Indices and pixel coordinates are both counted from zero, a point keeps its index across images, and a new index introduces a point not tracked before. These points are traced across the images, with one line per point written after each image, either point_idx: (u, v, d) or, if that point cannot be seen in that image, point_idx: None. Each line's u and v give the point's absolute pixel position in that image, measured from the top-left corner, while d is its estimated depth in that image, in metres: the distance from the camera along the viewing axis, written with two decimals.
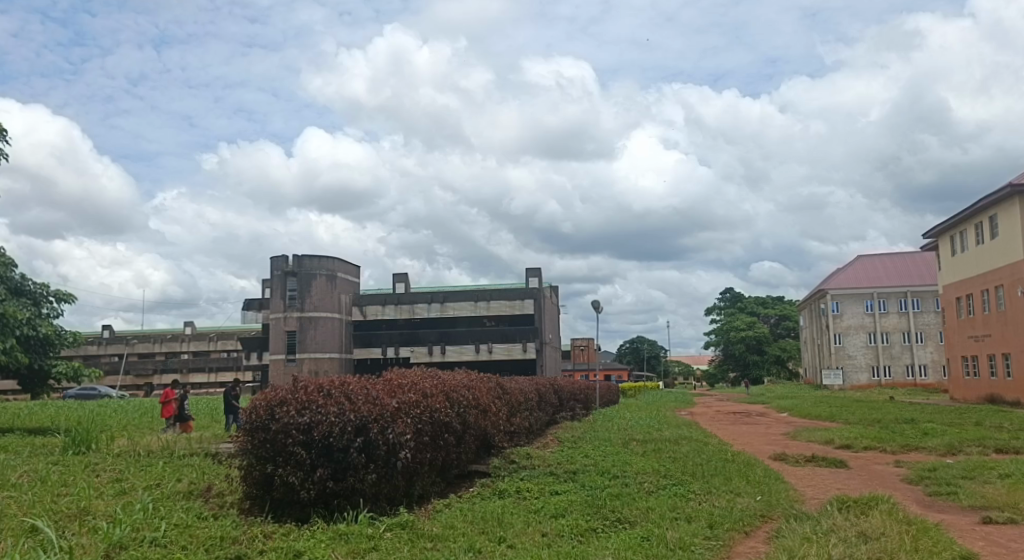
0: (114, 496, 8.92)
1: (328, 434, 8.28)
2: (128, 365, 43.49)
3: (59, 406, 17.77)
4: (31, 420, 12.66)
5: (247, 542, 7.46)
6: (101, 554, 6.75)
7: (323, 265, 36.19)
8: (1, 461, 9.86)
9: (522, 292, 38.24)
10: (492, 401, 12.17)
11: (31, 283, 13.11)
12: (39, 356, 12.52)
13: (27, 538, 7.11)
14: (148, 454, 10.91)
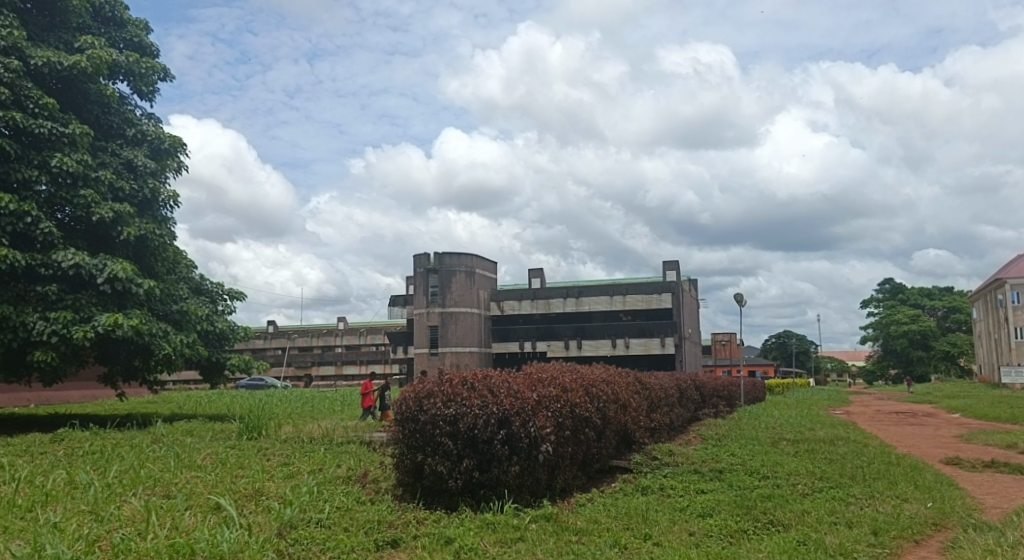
0: (284, 478, 9.68)
1: (473, 426, 8.54)
2: (289, 356, 46.15)
3: (237, 395, 19.36)
4: (211, 408, 13.96)
5: (401, 527, 7.86)
6: (275, 532, 7.35)
7: (463, 261, 37.51)
8: (188, 444, 10.97)
9: (659, 287, 37.51)
10: (631, 397, 12.06)
11: (209, 283, 14.53)
12: (216, 349, 13.87)
13: (212, 515, 7.87)
14: (310, 440, 11.75)
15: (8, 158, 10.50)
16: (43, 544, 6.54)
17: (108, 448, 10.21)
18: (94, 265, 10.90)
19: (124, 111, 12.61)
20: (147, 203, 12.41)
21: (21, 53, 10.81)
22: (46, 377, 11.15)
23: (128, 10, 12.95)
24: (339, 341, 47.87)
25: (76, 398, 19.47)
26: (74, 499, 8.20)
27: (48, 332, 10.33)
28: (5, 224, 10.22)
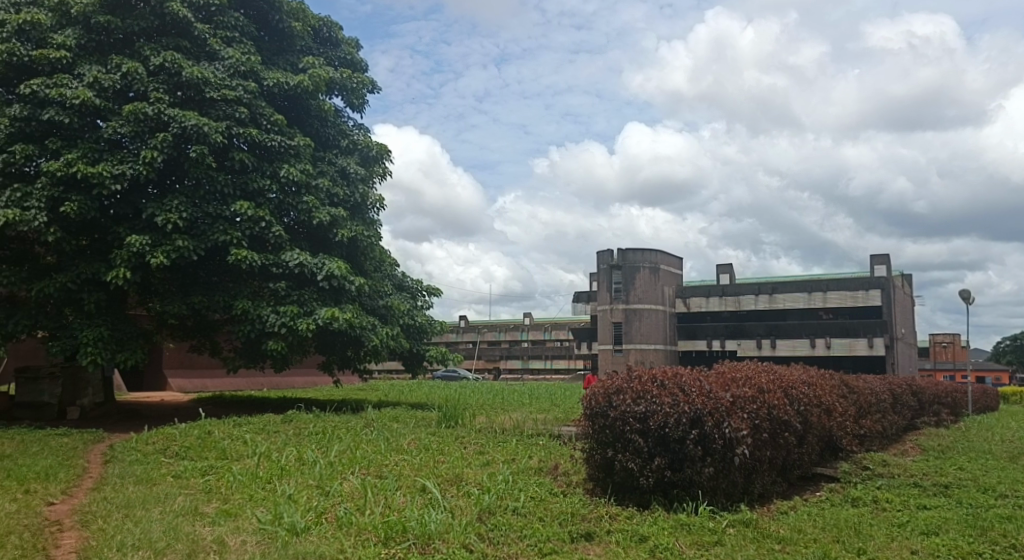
0: (480, 466, 10.10)
1: (665, 424, 8.31)
2: (480, 350, 47.70)
3: (437, 386, 20.46)
4: (412, 396, 14.92)
5: (595, 521, 7.90)
6: (476, 516, 7.70)
7: (647, 257, 36.96)
8: (395, 429, 11.82)
9: (862, 283, 34.56)
10: (836, 400, 11.24)
11: (410, 280, 15.59)
12: (416, 341, 14.84)
13: (420, 496, 8.40)
14: (503, 431, 12.18)
15: (247, 171, 11.82)
16: (282, 512, 7.38)
17: (329, 429, 11.26)
18: (314, 264, 12.08)
19: (338, 123, 13.89)
20: (358, 207, 13.63)
21: (257, 76, 12.16)
22: (276, 364, 12.51)
23: (342, 31, 14.26)
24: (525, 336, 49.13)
25: (299, 383, 21.58)
26: (303, 474, 9.11)
27: (278, 324, 11.58)
28: (244, 229, 11.48)
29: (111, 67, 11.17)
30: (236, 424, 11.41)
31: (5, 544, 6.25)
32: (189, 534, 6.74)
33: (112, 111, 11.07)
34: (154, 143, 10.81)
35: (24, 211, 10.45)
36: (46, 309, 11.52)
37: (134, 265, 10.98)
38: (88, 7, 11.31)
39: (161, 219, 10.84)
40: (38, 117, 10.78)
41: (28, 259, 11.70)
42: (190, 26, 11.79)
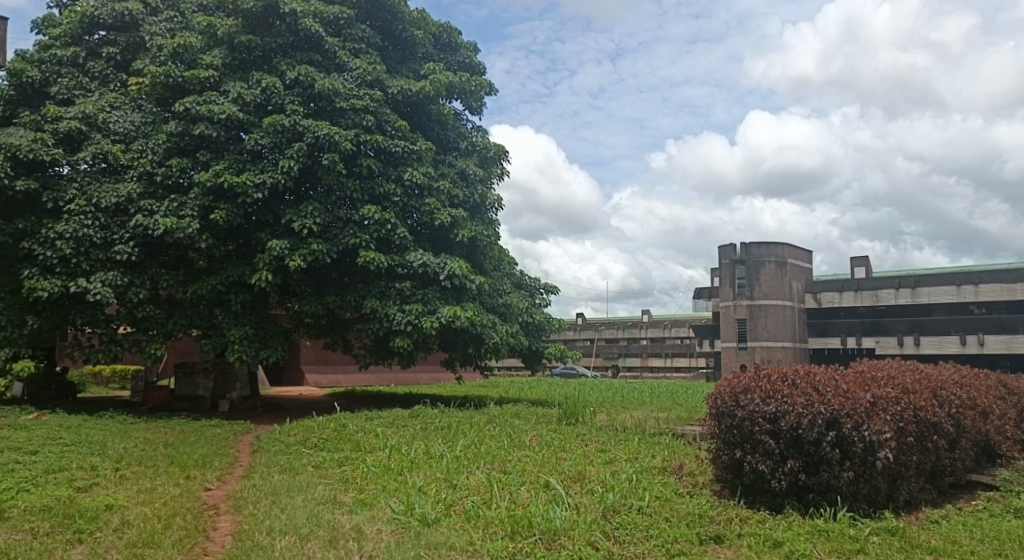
0: (603, 464, 10.00)
1: (798, 425, 7.84)
2: (597, 348, 45.31)
3: (556, 383, 20.53)
4: (532, 393, 15.05)
5: (724, 523, 7.62)
6: (601, 514, 7.64)
7: (773, 251, 35.49)
8: (517, 425, 11.96)
9: (1021, 274, 30.79)
10: (994, 403, 10.33)
11: (528, 278, 15.77)
12: (536, 339, 14.97)
13: (544, 492, 8.40)
14: (624, 429, 12.03)
15: (373, 176, 12.34)
16: (414, 503, 7.63)
17: (454, 425, 11.56)
18: (437, 264, 12.44)
19: (459, 126, 14.24)
20: (478, 207, 13.97)
21: (382, 84, 12.67)
22: (403, 360, 13.00)
23: (461, 36, 14.62)
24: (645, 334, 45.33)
25: (423, 380, 22.29)
26: (431, 468, 9.38)
27: (405, 322, 12.03)
28: (372, 231, 12.00)
29: (253, 83, 11.99)
30: (368, 418, 11.96)
31: (173, 523, 6.84)
32: (330, 521, 7.11)
33: (253, 124, 11.88)
34: (291, 153, 11.52)
35: (180, 219, 11.42)
36: (199, 309, 12.52)
37: (274, 268, 11.75)
38: (232, 29, 12.21)
39: (298, 224, 11.54)
40: (191, 132, 11.74)
41: (184, 263, 12.78)
42: (322, 40, 12.46)
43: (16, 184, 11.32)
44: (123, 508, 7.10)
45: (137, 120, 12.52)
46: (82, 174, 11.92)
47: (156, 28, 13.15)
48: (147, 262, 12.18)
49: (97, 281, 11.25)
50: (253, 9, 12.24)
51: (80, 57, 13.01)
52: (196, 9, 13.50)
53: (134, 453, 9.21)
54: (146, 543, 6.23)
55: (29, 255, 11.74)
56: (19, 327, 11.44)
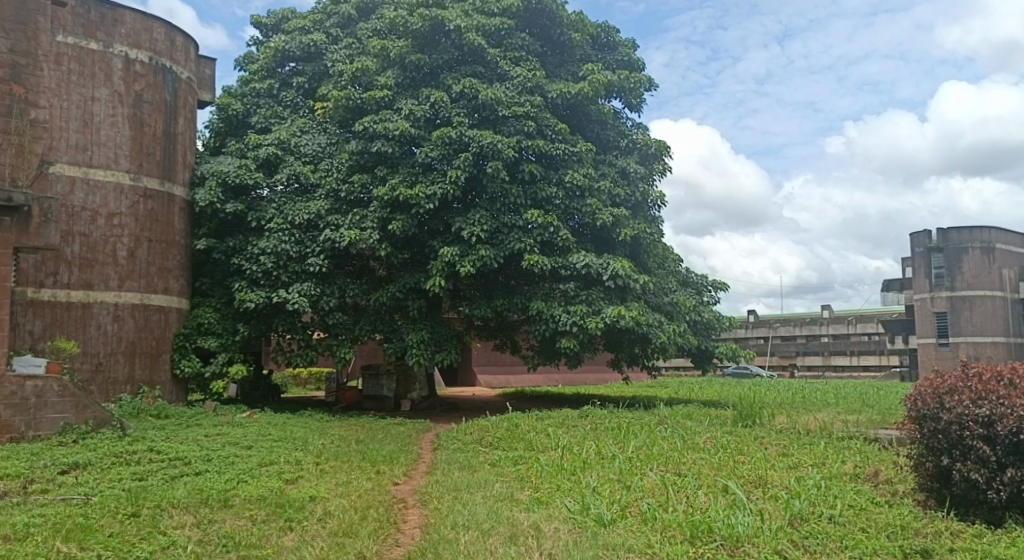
0: (787, 469, 9.43)
1: (1019, 430, 6.94)
2: (773, 346, 41.03)
3: (729, 383, 19.77)
4: (703, 394, 14.57)
5: (932, 537, 6.90)
6: (787, 522, 7.22)
7: (977, 236, 31.76)
8: (689, 427, 11.62)
9: None
10: None
11: (695, 276, 15.33)
12: (705, 338, 14.49)
13: (722, 496, 8.01)
14: (807, 433, 11.29)
15: (535, 180, 12.57)
16: (589, 503, 7.61)
17: (625, 425, 11.46)
18: (600, 265, 12.41)
19: (618, 125, 14.14)
20: (639, 206, 13.87)
21: (542, 89, 12.87)
22: (571, 360, 13.10)
23: (619, 34, 14.53)
24: (825, 331, 40.55)
25: (590, 380, 22.33)
26: (604, 468, 9.33)
27: (570, 323, 12.10)
28: (536, 235, 12.21)
29: (422, 99, 12.64)
30: (538, 418, 12.17)
31: (367, 515, 7.34)
32: (509, 518, 7.28)
33: (424, 138, 12.53)
34: (458, 163, 12.01)
35: (362, 231, 12.33)
36: (381, 315, 13.41)
37: (446, 274, 12.31)
38: (403, 49, 12.97)
39: (467, 232, 12.01)
40: (369, 150, 12.61)
41: (366, 273, 13.77)
42: (484, 52, 12.87)
43: (226, 207, 12.74)
44: (325, 500, 7.73)
45: (323, 142, 13.66)
46: (279, 194, 13.23)
47: (337, 56, 14.26)
48: (336, 272, 13.25)
49: (294, 291, 12.43)
50: (421, 29, 12.89)
51: (275, 88, 14.42)
52: (370, 33, 14.38)
53: (330, 449, 10.02)
54: (345, 532, 6.74)
55: (239, 270, 13.20)
56: (233, 334, 12.85)
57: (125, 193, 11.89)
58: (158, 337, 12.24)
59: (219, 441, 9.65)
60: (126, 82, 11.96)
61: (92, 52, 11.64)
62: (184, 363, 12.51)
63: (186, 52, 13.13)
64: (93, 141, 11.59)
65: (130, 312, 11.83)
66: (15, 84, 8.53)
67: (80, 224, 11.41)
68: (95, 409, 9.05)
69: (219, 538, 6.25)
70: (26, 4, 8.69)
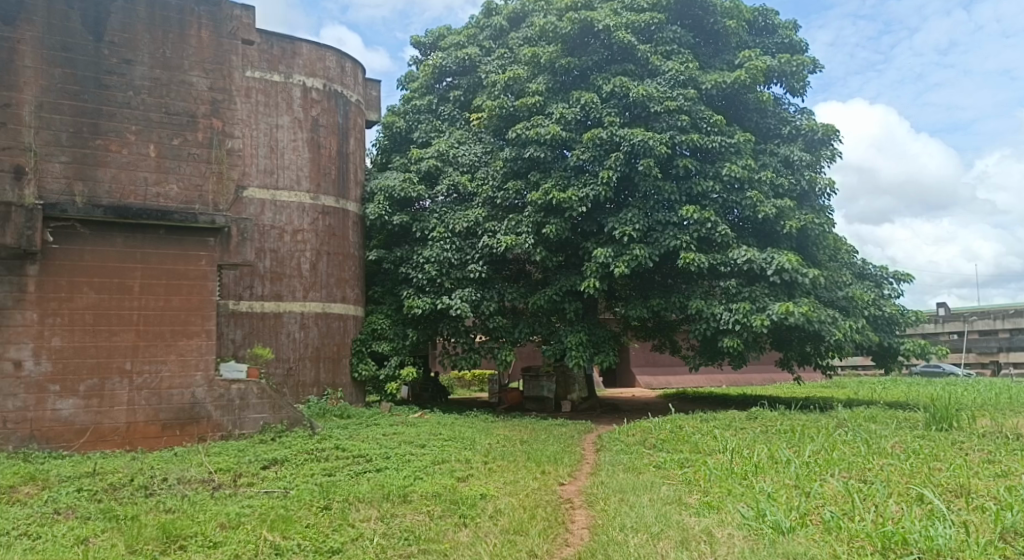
0: (995, 477, 8.44)
1: None
2: (970, 341, 36.85)
3: (918, 382, 18.02)
4: (888, 395, 13.44)
5: None
6: (998, 536, 6.46)
7: None
8: (874, 430, 10.75)
9: None
10: None
11: (872, 267, 14.21)
12: (887, 334, 13.37)
13: (918, 506, 7.32)
14: (1018, 438, 10.04)
15: (690, 175, 12.24)
16: (765, 509, 7.22)
17: (799, 428, 10.82)
18: (764, 259, 11.80)
19: (779, 111, 13.44)
20: (806, 194, 13.06)
21: (696, 82, 12.50)
22: (736, 361, 12.60)
23: (778, 16, 13.81)
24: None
25: (758, 380, 21.36)
26: (779, 473, 8.82)
27: (734, 321, 11.63)
28: (692, 232, 11.90)
29: (573, 101, 12.68)
30: (704, 420, 11.80)
31: (536, 514, 7.48)
32: (679, 522, 7.11)
33: (575, 140, 12.59)
34: (610, 163, 11.94)
35: (518, 236, 12.61)
36: (540, 317, 13.63)
37: (601, 275, 12.28)
38: (553, 55, 13.08)
39: (619, 232, 11.91)
40: (523, 156, 12.86)
41: (523, 276, 14.05)
42: (634, 49, 12.71)
43: (393, 219, 13.56)
44: (495, 498, 7.95)
45: (479, 151, 14.13)
46: (440, 204, 13.88)
47: (490, 67, 14.69)
48: (494, 276, 13.66)
49: (456, 297, 12.96)
50: (571, 32, 12.93)
51: (433, 104, 15.14)
52: (521, 42, 14.64)
53: (497, 449, 10.30)
54: (516, 530, 6.90)
55: (406, 278, 13.97)
56: (403, 338, 13.63)
57: (306, 211, 12.95)
58: (339, 343, 13.24)
59: (395, 440, 10.25)
60: (304, 109, 13.03)
61: (275, 83, 12.79)
62: (362, 366, 13.42)
63: (354, 76, 14.12)
64: (278, 164, 12.73)
65: (314, 320, 12.87)
66: (214, 118, 9.58)
67: (269, 241, 12.55)
68: (289, 409, 9.90)
69: (401, 531, 6.63)
70: (221, 45, 9.72)
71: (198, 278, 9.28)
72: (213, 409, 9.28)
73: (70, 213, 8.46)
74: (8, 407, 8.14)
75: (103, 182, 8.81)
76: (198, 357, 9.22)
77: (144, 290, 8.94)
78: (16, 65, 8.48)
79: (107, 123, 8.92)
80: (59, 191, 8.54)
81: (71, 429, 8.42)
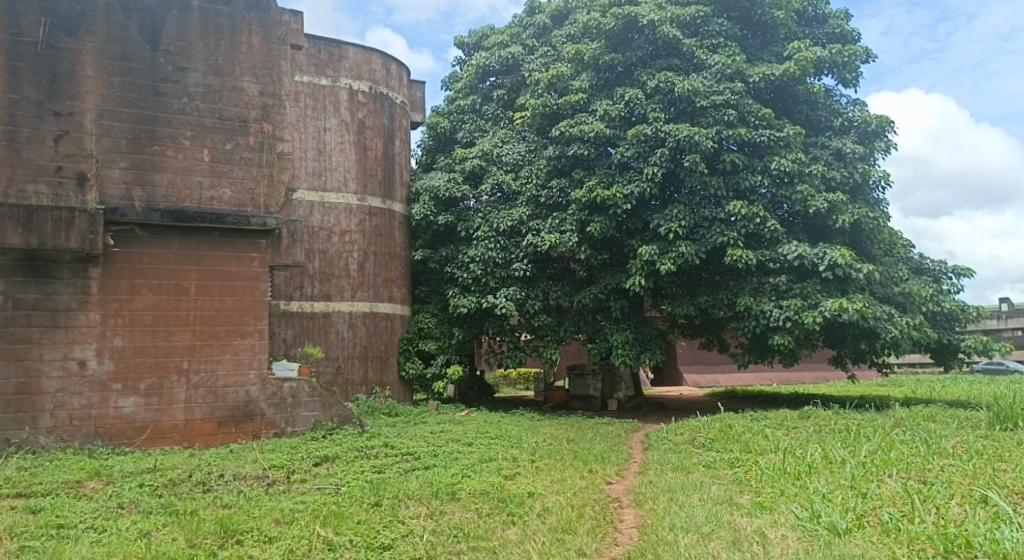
0: None
1: None
2: None
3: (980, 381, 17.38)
4: (948, 393, 13.00)
5: None
6: None
7: None
8: (933, 430, 10.40)
9: None
10: None
11: (929, 262, 13.78)
12: (947, 331, 12.94)
13: (981, 508, 7.06)
14: None
15: (738, 170, 12.04)
16: (820, 510, 7.05)
17: (854, 428, 10.55)
18: (815, 255, 11.54)
19: (830, 103, 13.11)
20: (859, 187, 12.72)
21: (743, 75, 12.29)
22: (787, 359, 12.35)
23: (829, 5, 13.47)
24: None
25: (810, 378, 20.90)
26: (834, 473, 8.60)
27: (784, 319, 11.40)
28: (740, 228, 11.70)
29: (617, 98, 12.59)
30: (754, 419, 11.60)
31: (584, 513, 7.45)
32: (730, 522, 7.00)
33: (619, 137, 12.50)
34: (655, 159, 11.82)
35: (562, 234, 12.59)
36: (585, 316, 13.58)
37: (647, 273, 12.17)
38: (597, 51, 13.00)
39: (664, 229, 11.78)
40: (566, 153, 12.83)
41: (568, 274, 14.02)
42: (680, 44, 12.55)
43: (438, 219, 13.68)
44: (543, 496, 7.95)
45: (523, 150, 14.14)
46: (484, 204, 13.95)
47: (533, 65, 14.68)
48: (539, 275, 13.67)
49: (501, 296, 13.01)
50: (614, 28, 12.83)
51: (477, 104, 15.21)
52: (565, 39, 14.59)
53: (544, 447, 10.29)
54: (564, 529, 6.88)
55: (451, 278, 14.08)
56: (450, 337, 13.73)
57: (353, 212, 13.14)
58: (386, 342, 13.41)
59: (443, 438, 10.33)
60: (351, 112, 13.22)
61: (322, 87, 13.00)
62: (409, 365, 13.57)
63: (399, 78, 14.27)
64: (326, 167, 12.94)
65: (362, 320, 13.05)
66: (265, 122, 9.80)
67: (318, 242, 12.77)
68: (339, 407, 10.07)
69: (450, 528, 6.68)
70: (271, 51, 9.94)
71: (251, 280, 9.51)
72: (267, 406, 9.50)
73: (130, 217, 8.75)
74: (73, 405, 8.47)
75: (160, 186, 9.08)
76: (251, 357, 9.44)
77: (200, 291, 9.20)
78: (78, 76, 8.80)
79: (163, 130, 9.20)
80: (119, 196, 8.84)
81: (132, 426, 8.72)
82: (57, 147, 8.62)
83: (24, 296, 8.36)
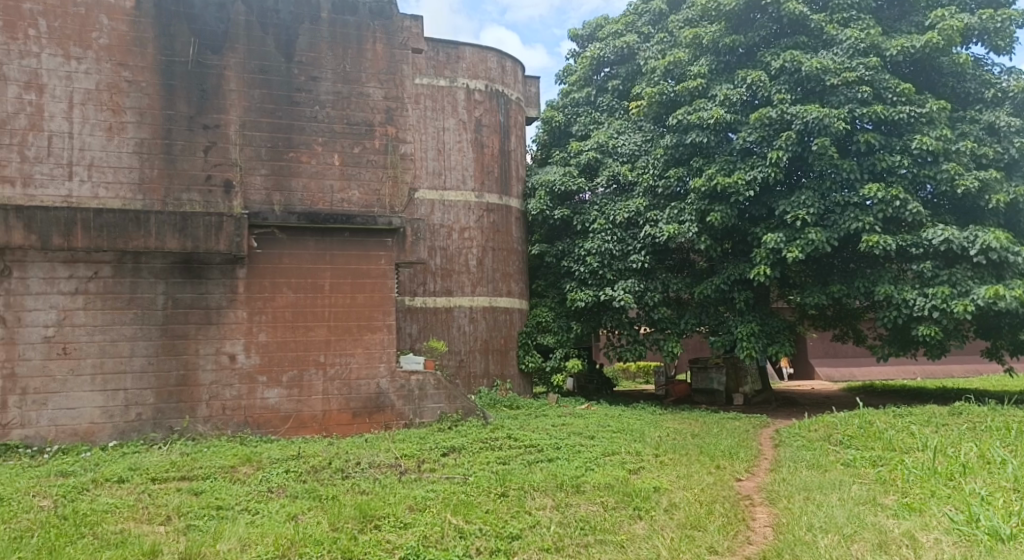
0: None
1: None
2: None
3: None
4: None
5: None
6: None
7: None
8: None
9: None
10: None
11: None
12: None
13: None
14: None
15: (874, 150, 11.30)
16: (979, 514, 6.50)
17: (1015, 425, 9.66)
18: (965, 238, 10.65)
19: (981, 73, 12.03)
20: (1015, 163, 11.63)
21: (878, 49, 11.51)
22: (933, 351, 11.49)
23: None
24: None
25: (959, 371, 19.39)
26: (993, 474, 7.91)
27: (930, 308, 10.61)
28: (877, 212, 11.00)
29: (738, 81, 12.11)
30: (897, 415, 10.87)
31: (714, 510, 7.24)
32: (876, 524, 6.60)
33: (741, 122, 12.04)
34: (780, 143, 11.30)
35: (681, 225, 12.32)
36: (707, 308, 13.22)
37: (772, 262, 11.67)
38: (716, 34, 12.54)
39: (792, 216, 11.26)
40: (684, 142, 12.51)
41: (688, 266, 13.70)
42: (807, 20, 11.93)
43: (555, 213, 13.75)
44: (669, 491, 7.80)
45: (640, 140, 13.94)
46: (600, 196, 13.88)
47: (649, 53, 14.41)
48: (657, 267, 13.44)
49: (620, 289, 12.90)
50: (735, 9, 12.36)
51: (592, 95, 15.12)
52: (682, 24, 14.19)
53: (669, 442, 10.11)
54: (694, 525, 6.72)
55: (569, 271, 14.09)
56: (568, 331, 13.76)
57: (472, 209, 13.41)
58: (506, 336, 13.62)
59: (565, 431, 10.38)
60: (468, 111, 13.49)
61: (441, 88, 13.34)
62: (529, 358, 13.71)
63: (514, 75, 14.41)
64: (445, 166, 13.28)
65: (482, 314, 13.31)
66: (389, 125, 10.19)
67: (440, 239, 13.14)
68: (463, 400, 10.32)
69: (576, 520, 6.69)
70: (394, 56, 10.31)
71: (378, 277, 9.92)
72: (396, 399, 9.89)
73: (270, 220, 9.36)
74: (225, 395, 9.15)
75: (297, 191, 9.64)
76: (381, 350, 9.86)
77: (333, 289, 9.69)
78: (222, 90, 9.45)
79: (297, 137, 9.75)
80: (261, 201, 9.45)
81: (277, 415, 9.34)
82: (207, 158, 9.31)
83: (182, 295, 9.10)
